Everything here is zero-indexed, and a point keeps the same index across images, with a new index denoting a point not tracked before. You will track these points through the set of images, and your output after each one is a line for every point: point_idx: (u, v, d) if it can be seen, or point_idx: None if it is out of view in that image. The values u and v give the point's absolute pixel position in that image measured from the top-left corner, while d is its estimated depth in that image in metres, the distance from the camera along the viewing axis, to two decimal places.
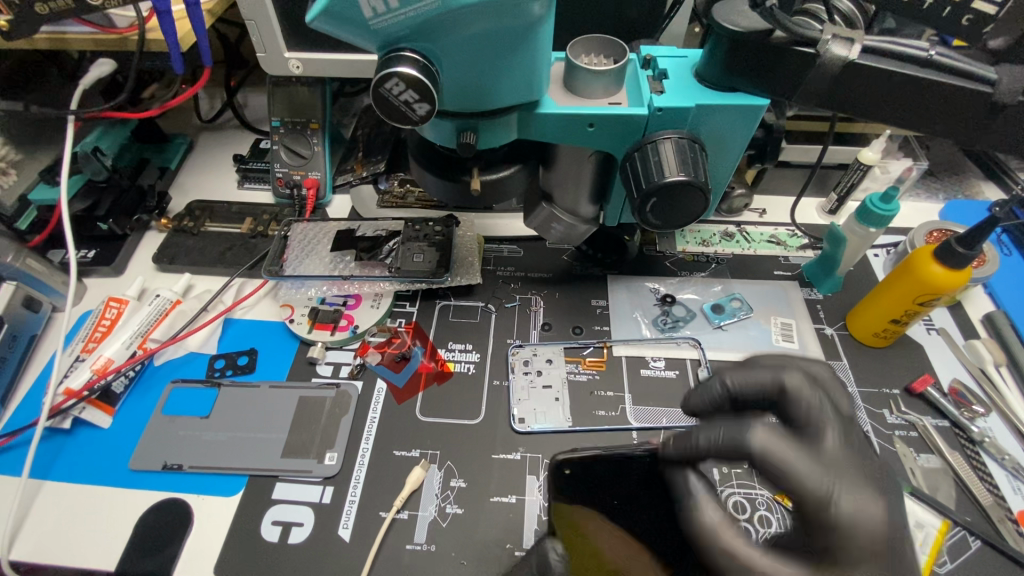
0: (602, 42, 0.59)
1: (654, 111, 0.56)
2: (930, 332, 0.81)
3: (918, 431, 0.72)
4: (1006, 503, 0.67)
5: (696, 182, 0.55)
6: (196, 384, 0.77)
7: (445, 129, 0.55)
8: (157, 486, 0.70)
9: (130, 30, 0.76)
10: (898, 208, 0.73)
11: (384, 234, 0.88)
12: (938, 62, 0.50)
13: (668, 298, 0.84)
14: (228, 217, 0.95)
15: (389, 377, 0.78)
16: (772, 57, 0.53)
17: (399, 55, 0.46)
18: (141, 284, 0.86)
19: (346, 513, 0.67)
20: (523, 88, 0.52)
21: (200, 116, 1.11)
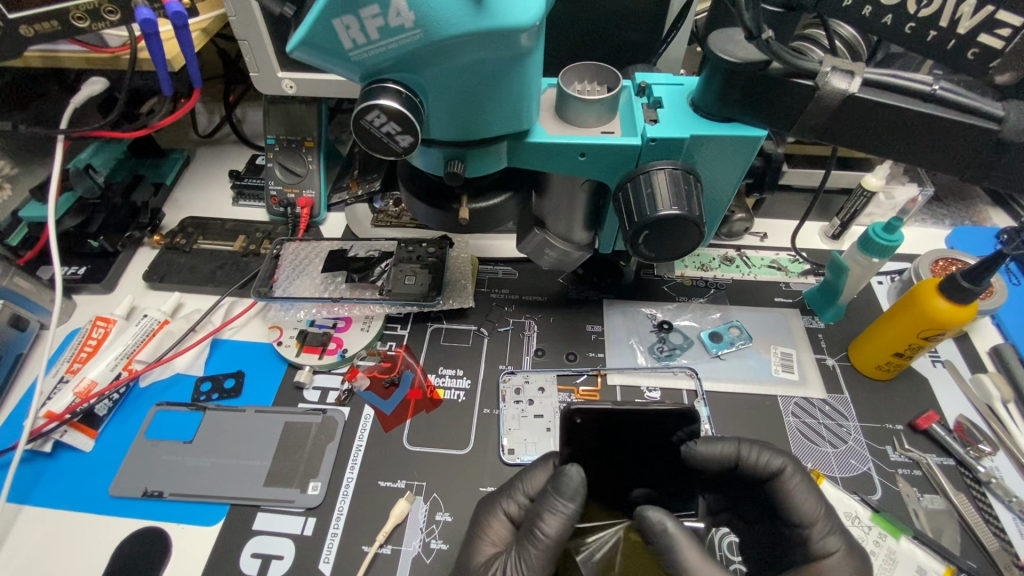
0: (595, 70, 0.57)
1: (647, 141, 0.54)
2: (935, 365, 0.78)
3: (923, 469, 0.69)
4: (1014, 548, 0.64)
5: (691, 216, 0.53)
6: (181, 408, 0.76)
7: (433, 157, 0.54)
8: (136, 513, 0.68)
9: (123, 49, 0.75)
10: (902, 238, 0.72)
11: (377, 254, 0.86)
12: (942, 97, 0.48)
13: (665, 324, 0.83)
14: (221, 234, 0.94)
15: (377, 404, 0.76)
16: (768, 89, 0.51)
17: (381, 87, 0.44)
18: (130, 302, 0.85)
19: (327, 546, 0.65)
20: (511, 117, 0.50)
21: (198, 131, 1.11)
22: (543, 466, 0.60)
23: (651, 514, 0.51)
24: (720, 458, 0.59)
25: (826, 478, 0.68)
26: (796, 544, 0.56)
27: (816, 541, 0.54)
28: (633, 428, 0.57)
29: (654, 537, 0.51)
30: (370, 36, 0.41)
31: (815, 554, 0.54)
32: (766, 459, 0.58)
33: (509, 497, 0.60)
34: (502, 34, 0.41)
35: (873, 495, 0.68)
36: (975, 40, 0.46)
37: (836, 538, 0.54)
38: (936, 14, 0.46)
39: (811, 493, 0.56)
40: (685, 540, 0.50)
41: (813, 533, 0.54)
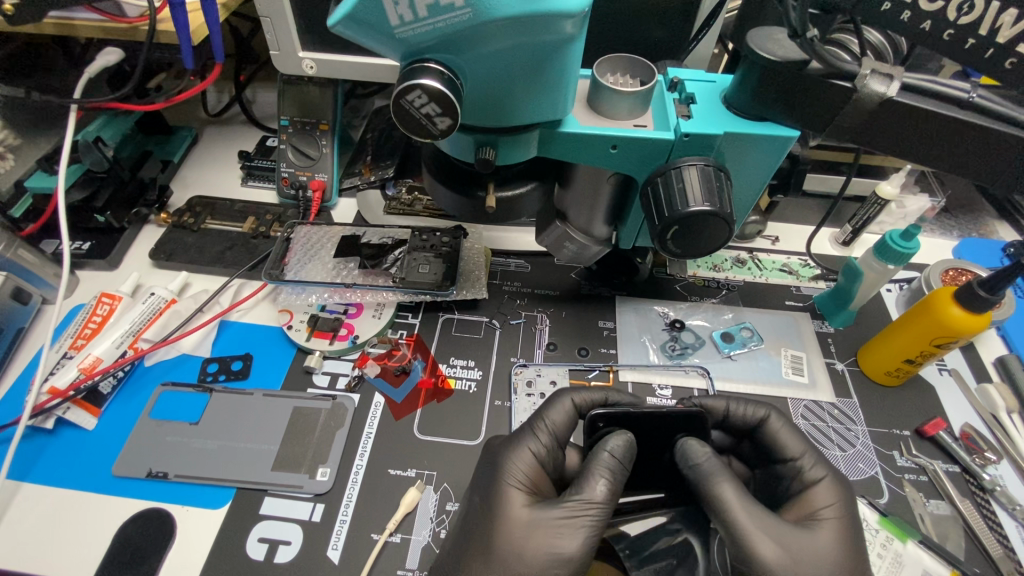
0: (630, 62, 0.57)
1: (680, 136, 0.54)
2: (942, 373, 0.79)
3: (929, 475, 0.70)
4: (1015, 555, 0.65)
5: (721, 213, 0.53)
6: (187, 388, 0.75)
7: (464, 143, 0.53)
8: (140, 494, 0.67)
9: (141, 19, 0.74)
10: (918, 246, 0.72)
11: (390, 242, 0.85)
12: (979, 104, 0.49)
13: (677, 323, 0.83)
14: (230, 215, 0.93)
15: (387, 392, 0.75)
16: (805, 89, 0.51)
17: (424, 66, 0.44)
18: (136, 280, 0.84)
19: (336, 533, 0.64)
20: (548, 105, 0.50)
21: (207, 109, 1.09)
22: (560, 404, 0.63)
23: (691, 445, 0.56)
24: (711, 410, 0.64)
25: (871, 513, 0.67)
26: (790, 478, 0.59)
27: (807, 470, 0.57)
28: (649, 431, 0.61)
29: (692, 463, 0.55)
30: (417, 14, 0.41)
31: (808, 482, 0.57)
32: (750, 408, 0.63)
33: (534, 436, 0.60)
34: (549, 20, 0.41)
35: (880, 498, 0.68)
36: (1014, 49, 0.46)
37: (823, 466, 0.58)
38: (977, 22, 0.47)
39: (797, 435, 0.60)
40: (710, 462, 0.54)
41: (803, 463, 0.58)
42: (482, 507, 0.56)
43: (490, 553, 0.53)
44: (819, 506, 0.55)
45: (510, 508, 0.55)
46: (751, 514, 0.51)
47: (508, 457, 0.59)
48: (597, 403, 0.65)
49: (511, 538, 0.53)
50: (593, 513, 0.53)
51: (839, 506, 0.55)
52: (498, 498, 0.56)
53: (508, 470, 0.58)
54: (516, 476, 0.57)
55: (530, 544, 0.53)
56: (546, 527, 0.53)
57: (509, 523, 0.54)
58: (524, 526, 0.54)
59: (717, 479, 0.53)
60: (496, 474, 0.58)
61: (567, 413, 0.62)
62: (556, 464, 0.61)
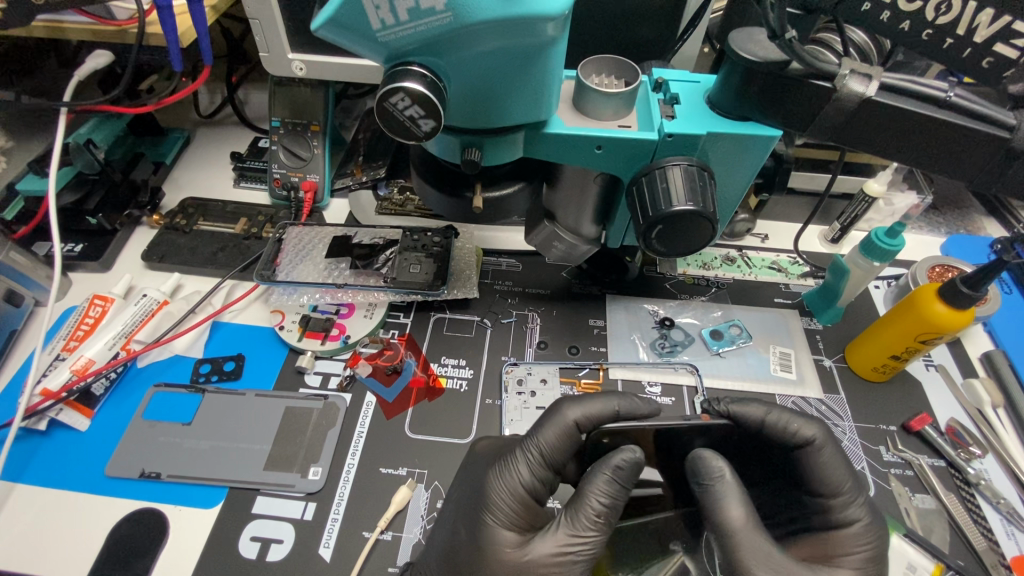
0: (613, 63, 0.58)
1: (663, 137, 0.55)
2: (928, 368, 0.80)
3: (915, 470, 0.71)
4: (999, 548, 0.66)
5: (704, 212, 0.53)
6: (180, 389, 0.75)
7: (449, 144, 0.54)
8: (133, 495, 0.67)
9: (130, 23, 0.75)
10: (904, 243, 0.73)
11: (381, 242, 0.86)
12: (955, 104, 0.49)
13: (666, 321, 0.83)
14: (222, 216, 0.93)
15: (379, 391, 0.76)
16: (787, 88, 0.51)
17: (406, 69, 0.44)
18: (128, 281, 0.84)
19: (327, 531, 0.65)
20: (532, 106, 0.50)
21: (199, 111, 1.09)
22: (555, 427, 0.59)
23: (709, 459, 0.54)
24: (745, 420, 0.59)
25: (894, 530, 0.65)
26: (817, 510, 0.57)
27: (839, 510, 0.55)
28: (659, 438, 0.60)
29: (709, 479, 0.54)
30: (398, 18, 0.41)
31: (834, 522, 0.55)
32: (798, 428, 0.57)
33: (524, 464, 0.58)
34: (528, 22, 0.41)
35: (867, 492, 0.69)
36: (990, 49, 0.47)
37: (859, 508, 0.55)
38: (954, 22, 0.47)
39: (840, 465, 0.56)
40: (734, 494, 0.52)
41: (836, 503, 0.55)
42: (470, 542, 0.56)
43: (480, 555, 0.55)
44: (841, 551, 0.54)
45: (500, 548, 0.55)
46: (761, 557, 0.50)
47: (496, 490, 0.57)
48: (605, 419, 0.60)
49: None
50: (587, 547, 0.54)
51: (867, 554, 0.53)
52: (486, 534, 0.56)
53: (494, 505, 0.57)
54: (502, 511, 0.57)
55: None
56: (536, 563, 0.54)
57: (501, 562, 0.54)
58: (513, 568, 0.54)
59: (725, 505, 0.52)
60: (484, 510, 0.57)
61: (563, 434, 0.58)
62: (549, 487, 0.59)
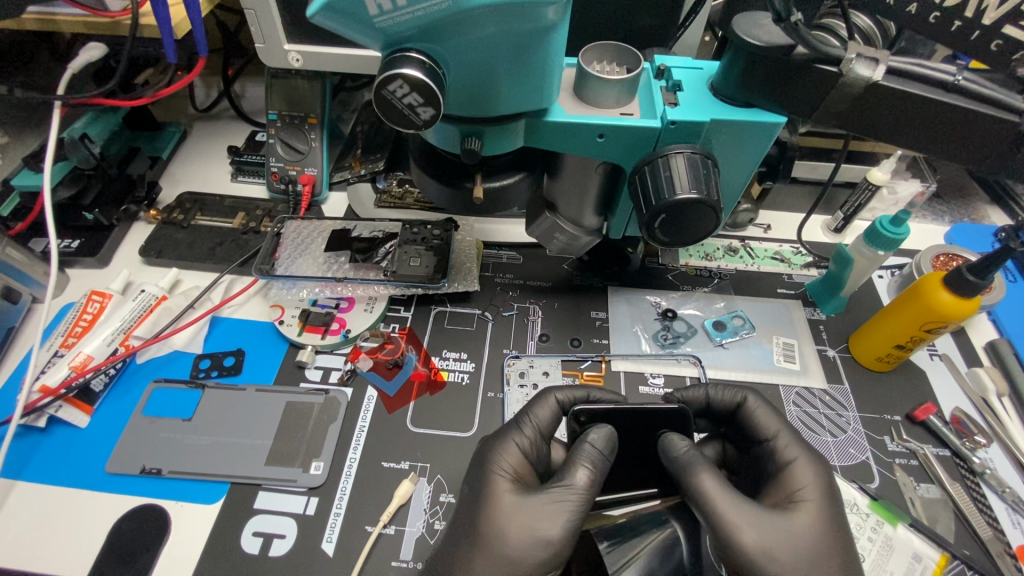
0: (615, 50, 0.57)
1: (667, 124, 0.54)
2: (932, 358, 0.79)
3: (919, 459, 0.70)
4: (1005, 537, 0.65)
5: (708, 200, 0.52)
6: (180, 385, 0.75)
7: (449, 133, 0.53)
8: (135, 491, 0.67)
9: (124, 14, 0.74)
10: (909, 231, 0.72)
11: (381, 235, 0.86)
12: (964, 87, 0.49)
13: (669, 312, 0.83)
14: (220, 211, 0.93)
15: (380, 385, 0.75)
16: (792, 74, 0.51)
17: (404, 56, 0.43)
18: (126, 277, 0.83)
19: (330, 526, 0.65)
20: (533, 94, 0.50)
21: (195, 105, 1.08)
22: (544, 400, 0.64)
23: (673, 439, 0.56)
24: (691, 400, 0.65)
25: (899, 520, 0.65)
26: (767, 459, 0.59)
27: (781, 450, 0.57)
28: (633, 426, 0.60)
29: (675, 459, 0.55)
30: (395, 2, 0.40)
31: (784, 462, 0.57)
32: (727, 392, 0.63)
33: (518, 430, 0.61)
34: (529, 7, 0.40)
35: (871, 483, 0.69)
36: (999, 32, 0.46)
37: (797, 447, 0.57)
38: (962, 4, 0.47)
39: (772, 413, 0.60)
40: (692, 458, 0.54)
41: (778, 443, 0.58)
42: (470, 498, 0.57)
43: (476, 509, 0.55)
44: (797, 488, 0.55)
45: (496, 495, 0.55)
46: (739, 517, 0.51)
47: (494, 449, 0.59)
48: (579, 400, 0.65)
49: (494, 524, 0.53)
50: (576, 500, 0.54)
51: (816, 486, 0.54)
52: (484, 485, 0.56)
53: (495, 459, 0.58)
54: (502, 465, 0.58)
55: (512, 531, 0.53)
56: (529, 512, 0.53)
57: (496, 508, 0.54)
58: (506, 513, 0.54)
59: (697, 470, 0.53)
60: (482, 467, 0.58)
61: (551, 412, 0.63)
62: (541, 458, 0.61)
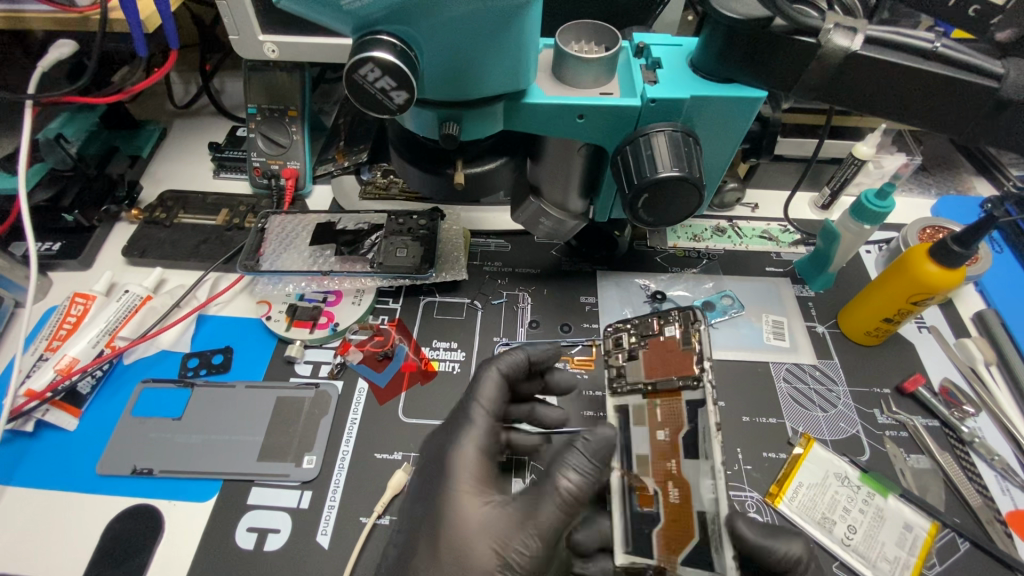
0: (592, 29, 0.56)
1: (646, 102, 0.53)
2: (921, 330, 0.80)
3: (909, 431, 0.71)
4: (995, 504, 0.66)
5: (690, 178, 0.52)
6: (168, 384, 0.74)
7: (426, 118, 0.52)
8: (127, 492, 0.67)
9: (93, 9, 0.72)
10: (894, 204, 0.72)
11: (366, 227, 0.84)
12: (943, 54, 0.48)
13: (658, 294, 0.83)
14: (203, 208, 0.91)
15: (371, 377, 0.75)
16: (770, 47, 0.50)
17: (375, 38, 0.43)
18: (109, 278, 0.82)
19: (325, 519, 0.65)
20: (510, 75, 0.49)
21: (174, 102, 1.06)
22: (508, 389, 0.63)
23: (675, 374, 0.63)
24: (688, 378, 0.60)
25: (891, 492, 0.66)
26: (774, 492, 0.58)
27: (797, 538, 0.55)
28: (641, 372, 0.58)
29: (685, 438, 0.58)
30: None
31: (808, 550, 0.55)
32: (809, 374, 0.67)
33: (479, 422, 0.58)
34: None
35: (861, 455, 0.69)
36: None
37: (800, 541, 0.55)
38: None
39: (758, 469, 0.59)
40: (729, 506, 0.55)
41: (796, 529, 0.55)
42: (429, 512, 0.54)
43: (421, 519, 0.54)
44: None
45: (458, 505, 0.53)
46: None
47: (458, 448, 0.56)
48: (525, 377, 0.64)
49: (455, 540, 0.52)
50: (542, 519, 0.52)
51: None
52: (449, 496, 0.53)
53: (456, 468, 0.55)
54: (465, 473, 0.54)
55: (474, 550, 0.51)
56: (490, 529, 0.52)
57: (459, 526, 0.52)
58: (467, 527, 0.52)
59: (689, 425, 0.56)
60: (445, 472, 0.55)
61: (497, 391, 0.61)
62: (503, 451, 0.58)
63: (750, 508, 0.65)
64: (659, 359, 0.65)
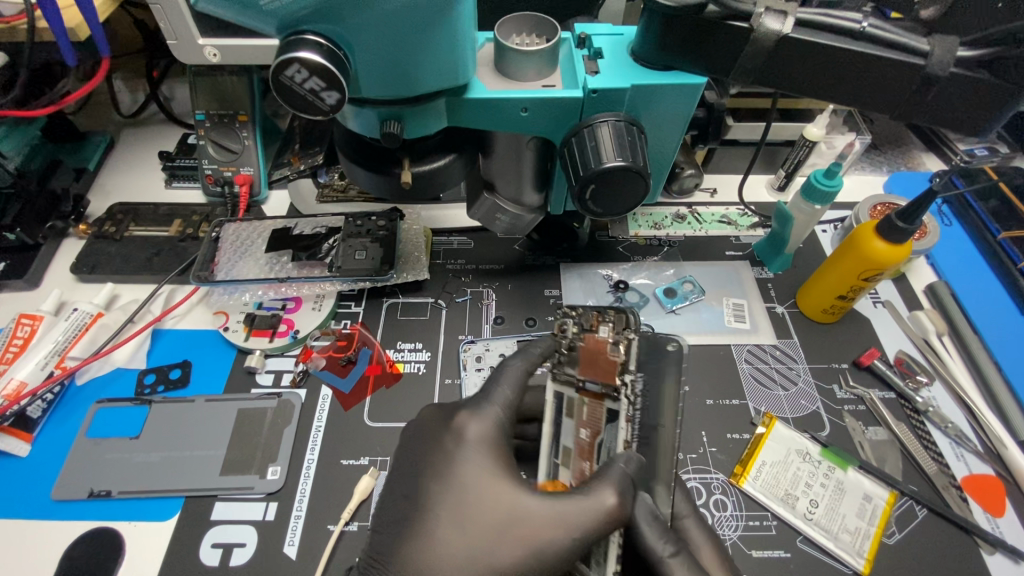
0: (532, 21, 0.56)
1: (588, 93, 0.53)
2: (876, 305, 0.82)
3: (867, 404, 0.73)
4: (950, 470, 0.68)
5: (635, 167, 0.52)
6: (124, 403, 0.72)
7: (368, 118, 0.51)
8: (85, 516, 0.65)
9: (19, 18, 0.69)
10: (841, 183, 0.73)
11: (323, 231, 0.83)
12: (870, 34, 0.50)
13: (621, 284, 0.83)
14: (155, 219, 0.89)
15: (335, 383, 0.74)
16: (705, 32, 0.51)
17: (301, 38, 0.43)
18: (58, 297, 0.79)
19: (292, 529, 0.64)
20: (448, 71, 0.48)
21: (121, 111, 1.03)
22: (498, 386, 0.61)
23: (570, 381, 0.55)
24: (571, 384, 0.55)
25: (851, 465, 0.67)
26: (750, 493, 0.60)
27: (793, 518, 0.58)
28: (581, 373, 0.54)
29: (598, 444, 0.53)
30: None
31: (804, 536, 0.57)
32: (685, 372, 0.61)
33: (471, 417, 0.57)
34: None
35: (822, 431, 0.71)
36: None
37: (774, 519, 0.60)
38: None
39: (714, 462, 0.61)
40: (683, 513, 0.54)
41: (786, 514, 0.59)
42: (449, 510, 0.50)
43: (425, 519, 0.51)
44: None
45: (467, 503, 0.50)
46: None
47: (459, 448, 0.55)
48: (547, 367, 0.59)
49: (485, 533, 0.49)
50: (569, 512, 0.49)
51: None
52: (463, 488, 0.51)
53: (461, 460, 0.53)
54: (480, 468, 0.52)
55: (505, 543, 0.48)
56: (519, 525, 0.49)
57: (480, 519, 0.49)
58: (504, 527, 0.50)
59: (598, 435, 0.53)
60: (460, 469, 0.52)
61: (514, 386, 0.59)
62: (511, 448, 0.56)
63: (716, 489, 0.66)
64: (591, 363, 0.53)
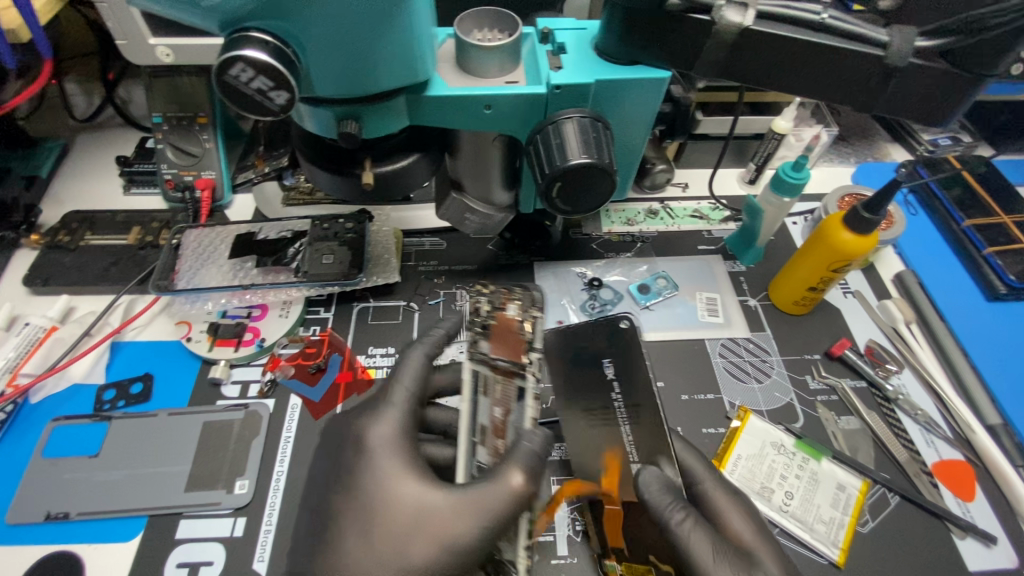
0: (493, 16, 0.54)
1: (552, 89, 0.52)
2: (846, 296, 0.82)
3: (839, 394, 0.73)
4: (921, 456, 0.69)
5: (600, 164, 0.51)
6: (82, 420, 0.69)
7: (324, 118, 0.49)
8: (41, 540, 0.62)
9: None
10: (808, 175, 0.73)
11: (289, 235, 0.81)
12: (830, 26, 0.49)
13: (595, 281, 0.82)
14: (113, 227, 0.85)
15: (304, 392, 0.72)
16: (667, 26, 0.50)
17: (246, 37, 0.41)
18: (9, 311, 0.76)
19: (261, 544, 0.62)
20: (405, 68, 0.47)
21: (74, 115, 0.99)
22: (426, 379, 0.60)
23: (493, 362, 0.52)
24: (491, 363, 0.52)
25: (824, 455, 0.68)
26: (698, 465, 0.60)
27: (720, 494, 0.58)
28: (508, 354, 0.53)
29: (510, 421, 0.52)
30: None
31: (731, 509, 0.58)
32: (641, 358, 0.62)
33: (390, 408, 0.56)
34: None
35: (796, 423, 0.71)
36: None
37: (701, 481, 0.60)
38: None
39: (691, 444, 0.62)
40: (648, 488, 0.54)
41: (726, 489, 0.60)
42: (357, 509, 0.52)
43: (344, 529, 0.52)
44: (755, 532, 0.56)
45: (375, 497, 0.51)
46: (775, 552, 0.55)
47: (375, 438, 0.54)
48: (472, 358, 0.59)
49: (390, 536, 0.50)
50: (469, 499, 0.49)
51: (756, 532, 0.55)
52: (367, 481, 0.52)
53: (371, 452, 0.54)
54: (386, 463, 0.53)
55: (414, 544, 0.49)
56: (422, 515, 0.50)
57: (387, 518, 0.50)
58: (410, 522, 0.50)
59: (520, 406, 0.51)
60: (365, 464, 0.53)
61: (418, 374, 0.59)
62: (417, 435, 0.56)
63: None
64: (502, 341, 0.51)
